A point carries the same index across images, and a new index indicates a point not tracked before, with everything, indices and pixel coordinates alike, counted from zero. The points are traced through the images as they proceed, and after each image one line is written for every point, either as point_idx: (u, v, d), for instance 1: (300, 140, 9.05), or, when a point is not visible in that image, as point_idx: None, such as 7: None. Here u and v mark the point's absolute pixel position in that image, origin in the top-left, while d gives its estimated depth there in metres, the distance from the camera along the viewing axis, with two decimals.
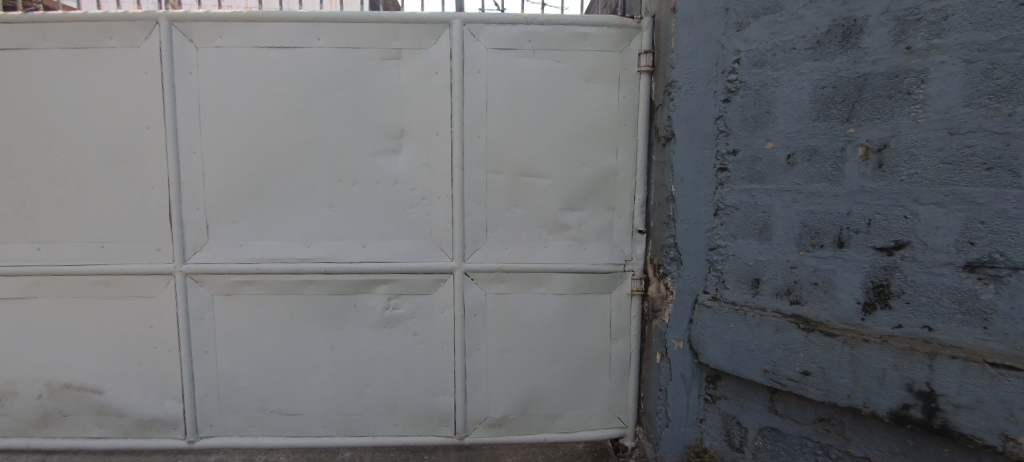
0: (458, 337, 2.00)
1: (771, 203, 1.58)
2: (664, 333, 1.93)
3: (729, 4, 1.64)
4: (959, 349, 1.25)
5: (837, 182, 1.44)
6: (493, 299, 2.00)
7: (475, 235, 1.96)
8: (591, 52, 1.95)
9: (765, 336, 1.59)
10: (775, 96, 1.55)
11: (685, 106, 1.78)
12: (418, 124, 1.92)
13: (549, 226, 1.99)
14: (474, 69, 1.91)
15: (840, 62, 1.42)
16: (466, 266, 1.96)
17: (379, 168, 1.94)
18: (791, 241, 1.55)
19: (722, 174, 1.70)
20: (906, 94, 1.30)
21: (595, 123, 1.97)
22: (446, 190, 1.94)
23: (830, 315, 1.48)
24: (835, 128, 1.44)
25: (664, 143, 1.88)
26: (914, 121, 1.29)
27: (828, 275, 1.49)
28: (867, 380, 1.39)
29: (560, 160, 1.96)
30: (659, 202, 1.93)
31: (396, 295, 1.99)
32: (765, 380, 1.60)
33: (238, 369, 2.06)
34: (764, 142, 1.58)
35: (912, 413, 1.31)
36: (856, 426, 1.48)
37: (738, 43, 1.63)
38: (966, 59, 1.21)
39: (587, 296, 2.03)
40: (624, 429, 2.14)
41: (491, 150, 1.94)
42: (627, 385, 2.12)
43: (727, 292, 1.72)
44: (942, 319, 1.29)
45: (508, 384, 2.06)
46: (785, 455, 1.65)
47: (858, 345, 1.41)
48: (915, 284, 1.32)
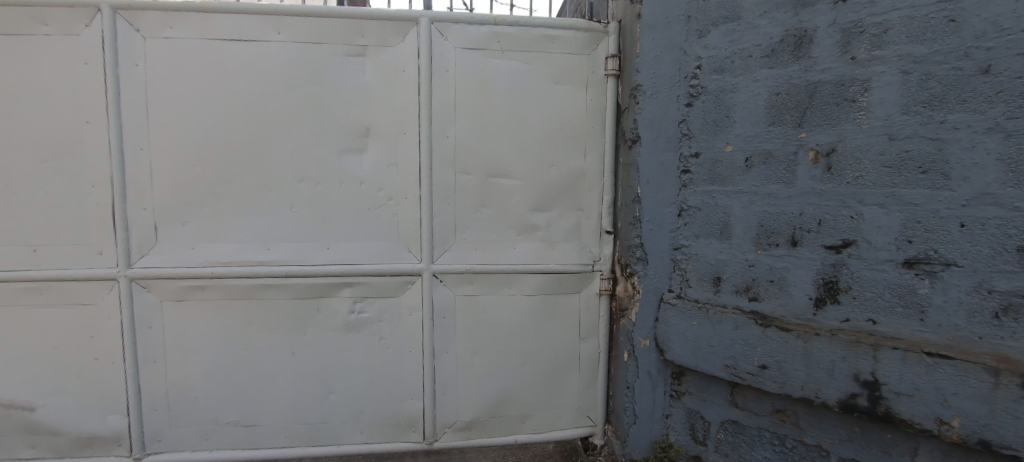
0: (426, 340, 1.96)
1: (731, 204, 1.65)
2: (631, 331, 1.97)
3: (691, 11, 1.70)
4: (899, 340, 1.34)
5: (790, 184, 1.52)
6: (462, 301, 1.98)
7: (444, 236, 1.93)
8: (559, 54, 1.97)
9: (725, 332, 1.65)
10: (734, 102, 1.62)
11: (650, 110, 1.83)
12: (385, 123, 1.88)
13: (518, 227, 1.99)
14: (442, 68, 1.88)
15: (793, 70, 1.49)
16: (434, 268, 1.93)
17: (343, 167, 1.88)
18: (749, 241, 1.62)
19: (685, 176, 1.75)
20: (851, 101, 1.39)
21: (564, 124, 1.99)
22: (413, 190, 1.90)
23: (785, 310, 1.56)
24: (788, 133, 1.51)
25: (630, 146, 1.93)
26: (859, 127, 1.38)
27: (783, 273, 1.56)
28: (819, 372, 1.46)
29: (529, 162, 1.97)
30: (625, 202, 1.97)
31: (362, 299, 1.94)
32: (726, 375, 1.66)
33: (190, 380, 1.94)
34: (724, 145, 1.65)
35: (858, 402, 1.40)
36: (809, 416, 1.56)
37: (699, 49, 1.69)
38: (903, 70, 1.29)
39: (557, 296, 2.05)
40: (593, 428, 2.16)
41: (459, 150, 1.92)
42: (596, 384, 2.14)
43: (690, 291, 1.78)
44: (885, 313, 1.37)
45: (478, 387, 2.04)
46: (745, 446, 1.72)
47: (810, 339, 1.48)
48: (860, 280, 1.41)
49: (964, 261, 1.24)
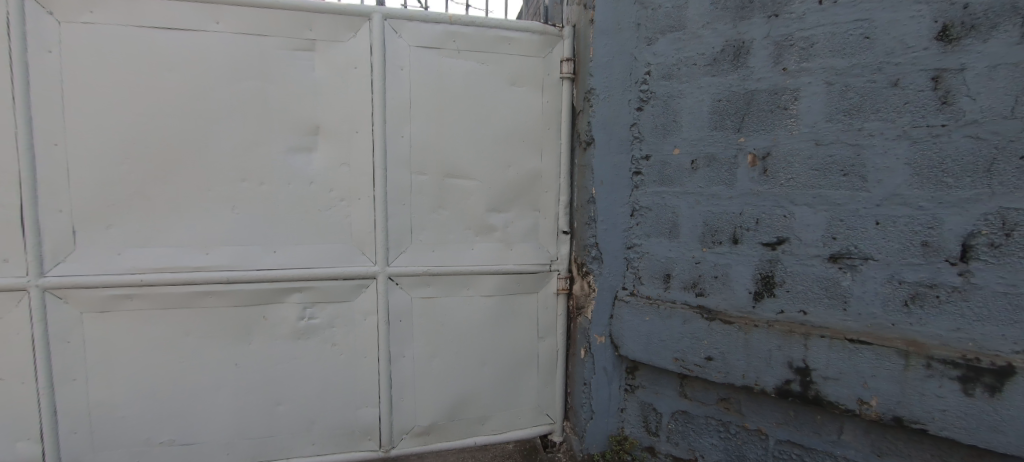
0: (381, 345, 1.91)
1: (679, 204, 1.73)
2: (588, 329, 2.02)
3: (640, 20, 1.78)
4: (826, 329, 1.46)
5: (731, 185, 1.62)
6: (419, 303, 1.94)
7: (399, 237, 1.89)
8: (515, 56, 1.98)
9: (674, 327, 1.73)
10: (680, 107, 1.70)
11: (603, 113, 1.89)
12: (335, 122, 1.81)
13: (475, 228, 1.98)
14: (396, 67, 1.84)
15: (732, 79, 1.59)
16: (389, 270, 1.88)
17: (291, 166, 1.79)
18: (695, 239, 1.71)
19: (637, 177, 1.83)
20: (783, 109, 1.50)
21: (520, 126, 2.00)
22: (366, 190, 1.84)
23: (728, 304, 1.65)
24: (729, 137, 1.61)
25: (585, 148, 1.97)
26: (790, 133, 1.49)
27: (726, 269, 1.65)
28: (758, 361, 1.57)
29: (485, 163, 1.96)
30: (581, 202, 2.01)
31: (312, 304, 1.85)
32: (676, 367, 1.74)
33: (117, 398, 1.77)
34: (672, 149, 1.73)
35: (791, 387, 1.51)
36: (750, 403, 1.66)
37: (648, 56, 1.77)
38: (827, 81, 1.42)
39: (515, 297, 2.06)
40: (552, 426, 2.19)
41: (415, 150, 1.89)
42: (554, 381, 2.17)
43: (642, 288, 1.85)
44: (814, 304, 1.49)
45: (436, 390, 2.01)
46: (693, 435, 1.81)
47: (750, 330, 1.58)
48: (793, 274, 1.52)
49: (879, 255, 1.37)
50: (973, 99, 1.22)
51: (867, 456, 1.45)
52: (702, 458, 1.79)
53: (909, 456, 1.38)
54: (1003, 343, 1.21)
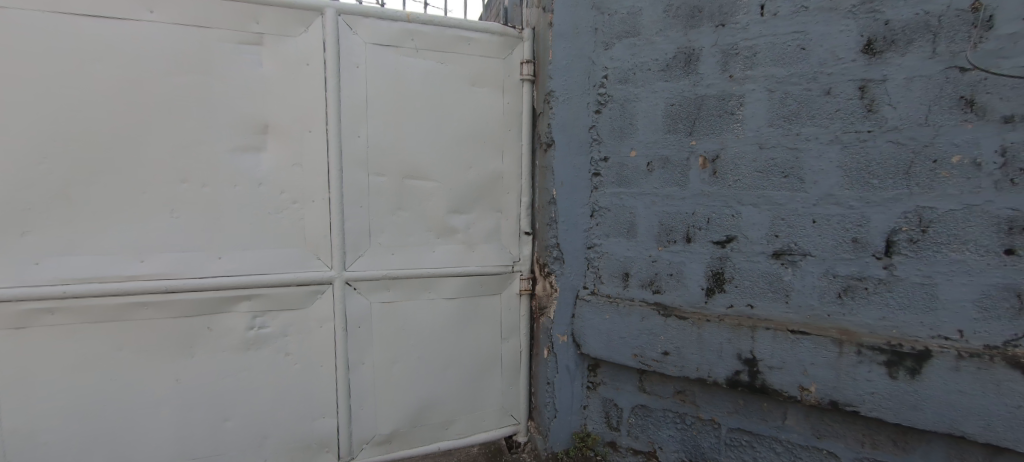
0: (339, 352, 1.84)
1: (636, 204, 1.78)
2: (550, 329, 2.04)
3: (597, 24, 1.82)
4: (770, 321, 1.56)
5: (684, 186, 1.69)
6: (379, 308, 1.89)
7: (356, 240, 1.82)
8: (475, 56, 1.97)
9: (633, 324, 1.79)
10: (636, 110, 1.76)
11: (563, 115, 1.92)
12: (286, 120, 1.72)
13: (437, 230, 1.95)
14: (352, 64, 1.78)
15: (684, 84, 1.66)
16: (346, 275, 1.81)
17: (237, 167, 1.69)
18: (651, 238, 1.77)
19: (596, 179, 1.87)
20: (730, 114, 1.58)
21: (481, 127, 1.99)
22: (320, 192, 1.76)
23: (682, 301, 1.72)
24: (681, 140, 1.68)
25: (545, 149, 1.99)
26: (737, 137, 1.58)
27: (680, 267, 1.72)
28: (710, 354, 1.64)
29: (446, 164, 1.94)
30: (542, 203, 2.03)
31: (262, 313, 1.75)
32: (635, 363, 1.79)
33: (36, 423, 1.60)
34: (628, 151, 1.78)
35: (741, 377, 1.59)
36: (704, 394, 1.74)
37: (605, 61, 1.81)
38: (769, 88, 1.51)
39: (478, 299, 2.04)
40: (517, 426, 2.19)
41: (373, 151, 1.83)
42: (518, 382, 2.18)
43: (603, 287, 1.89)
44: (760, 298, 1.58)
45: (398, 397, 1.96)
46: (652, 427, 1.87)
47: (703, 325, 1.65)
48: (740, 271, 1.61)
49: (816, 251, 1.48)
50: (894, 107, 1.33)
51: (808, 439, 1.55)
52: (660, 450, 1.86)
53: (844, 436, 1.49)
54: (921, 330, 1.34)
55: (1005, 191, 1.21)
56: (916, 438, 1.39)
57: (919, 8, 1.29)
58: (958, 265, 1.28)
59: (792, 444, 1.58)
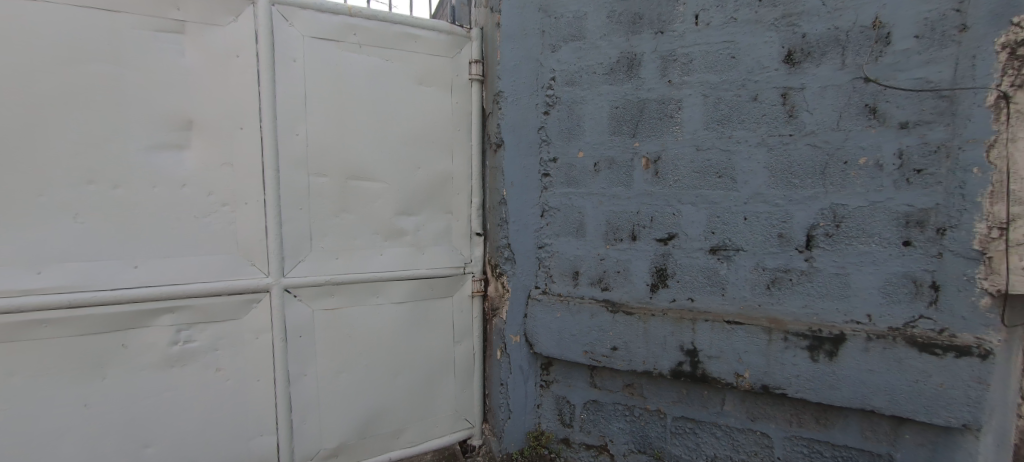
0: (278, 364, 1.72)
1: (584, 204, 1.82)
2: (503, 329, 2.04)
3: (544, 27, 1.84)
4: (708, 313, 1.65)
5: (629, 186, 1.75)
6: (322, 316, 1.79)
7: (296, 244, 1.72)
8: (422, 54, 1.92)
9: (583, 321, 1.82)
10: (583, 112, 1.80)
11: (511, 116, 1.92)
12: (213, 116, 1.58)
13: (384, 232, 1.88)
14: (288, 58, 1.67)
15: (627, 88, 1.72)
16: (285, 281, 1.70)
17: (155, 167, 1.52)
18: (599, 237, 1.81)
19: (546, 179, 1.89)
20: (669, 117, 1.66)
21: (429, 127, 1.95)
22: (254, 194, 1.64)
23: (629, 297, 1.78)
24: (626, 142, 1.74)
25: (495, 150, 2.00)
26: (676, 139, 1.65)
27: (626, 264, 1.78)
28: (655, 347, 1.71)
29: (393, 164, 1.88)
30: (493, 204, 2.03)
31: (188, 326, 1.60)
32: (585, 359, 1.83)
33: None
34: (576, 152, 1.82)
35: (683, 368, 1.67)
36: (651, 386, 1.81)
37: (553, 63, 1.84)
38: (703, 94, 1.60)
39: (428, 302, 2.00)
40: (471, 430, 2.17)
41: (313, 150, 1.73)
42: (472, 385, 2.15)
43: (553, 286, 1.92)
44: (699, 292, 1.67)
45: (345, 408, 1.87)
46: (603, 421, 1.92)
47: (648, 320, 1.72)
48: (681, 266, 1.69)
49: (747, 246, 1.58)
50: (811, 113, 1.46)
51: (744, 422, 1.66)
52: (611, 442, 1.91)
53: (775, 418, 1.61)
54: (837, 316, 1.47)
55: (902, 189, 1.36)
56: (834, 414, 1.52)
57: (830, 24, 1.42)
58: (866, 255, 1.42)
59: (730, 428, 1.68)
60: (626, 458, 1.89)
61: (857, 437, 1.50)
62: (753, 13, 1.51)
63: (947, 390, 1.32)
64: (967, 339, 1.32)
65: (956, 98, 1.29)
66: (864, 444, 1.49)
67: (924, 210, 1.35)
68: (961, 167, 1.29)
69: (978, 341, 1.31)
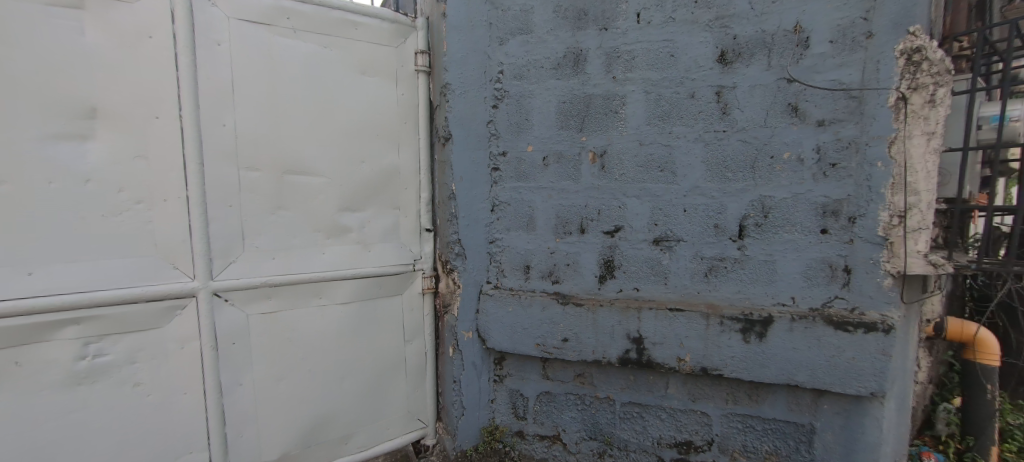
0: (208, 375, 1.59)
1: (534, 198, 1.84)
2: (455, 326, 2.02)
3: (491, 19, 1.82)
4: (652, 301, 1.72)
5: (577, 180, 1.77)
6: (258, 321, 1.67)
7: (226, 244, 1.58)
8: (364, 42, 1.82)
9: (535, 314, 1.84)
10: (531, 106, 1.80)
11: (459, 109, 1.89)
12: (121, 103, 1.40)
13: (326, 230, 1.78)
14: (211, 40, 1.51)
15: (573, 83, 1.74)
16: (214, 285, 1.56)
17: (48, 159, 1.31)
18: (549, 231, 1.83)
19: (495, 173, 1.88)
20: (615, 113, 1.70)
21: (373, 119, 1.85)
22: (175, 189, 1.49)
23: (578, 289, 1.82)
24: (573, 136, 1.76)
25: (443, 144, 1.95)
26: (621, 134, 1.70)
27: (576, 257, 1.81)
28: (604, 337, 1.76)
29: (334, 158, 1.77)
30: (442, 199, 1.98)
31: (97, 338, 1.41)
32: (538, 352, 1.85)
33: None
34: (525, 146, 1.82)
35: (630, 356, 1.73)
36: (600, 375, 1.86)
37: (501, 56, 1.83)
38: (646, 90, 1.65)
39: (376, 302, 1.92)
40: (424, 429, 2.13)
41: (243, 142, 1.59)
42: (424, 384, 2.11)
43: (505, 280, 1.92)
44: (644, 282, 1.73)
45: (286, 416, 1.76)
46: (556, 411, 1.95)
47: (597, 310, 1.76)
48: (627, 258, 1.75)
49: (687, 237, 1.66)
50: (742, 111, 1.55)
51: (686, 403, 1.75)
52: (564, 432, 1.95)
53: (713, 397, 1.71)
54: (766, 299, 1.59)
55: (820, 182, 1.49)
56: (765, 391, 1.64)
57: (758, 27, 1.51)
58: (790, 243, 1.54)
59: (674, 409, 1.77)
60: (578, 445, 1.93)
61: (784, 410, 1.63)
62: (690, 14, 1.58)
63: (858, 363, 1.47)
64: (874, 316, 1.47)
65: (864, 99, 1.42)
66: (789, 416, 1.63)
67: (838, 201, 1.48)
68: (868, 161, 1.44)
69: (883, 317, 1.46)
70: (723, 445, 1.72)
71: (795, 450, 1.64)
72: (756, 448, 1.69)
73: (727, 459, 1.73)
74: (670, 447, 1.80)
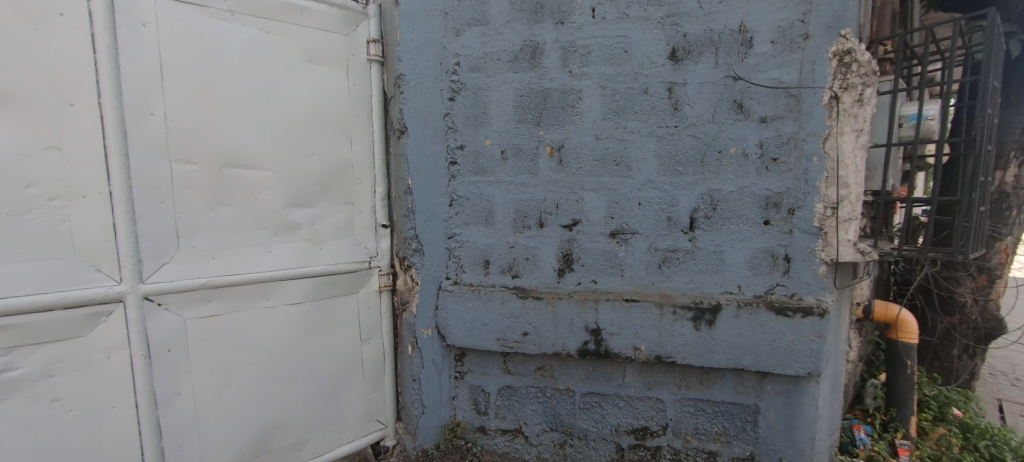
0: (140, 385, 1.47)
1: (492, 192, 1.82)
2: (413, 324, 1.98)
3: (447, 9, 1.78)
4: (609, 293, 1.75)
5: (535, 174, 1.77)
6: (197, 325, 1.56)
7: (157, 244, 1.46)
8: (311, 29, 1.71)
9: (495, 309, 1.83)
10: (488, 100, 1.78)
11: (414, 101, 1.84)
12: (26, 88, 1.24)
13: (272, 226, 1.69)
14: (134, 21, 1.38)
15: (530, 76, 1.73)
16: (144, 289, 1.44)
17: None
18: (507, 225, 1.83)
19: (453, 167, 1.85)
20: (571, 107, 1.71)
21: (323, 109, 1.76)
22: (96, 185, 1.35)
23: (538, 283, 1.83)
24: (531, 130, 1.75)
25: (398, 137, 1.89)
26: (577, 127, 1.71)
27: (535, 251, 1.82)
28: (563, 329, 1.78)
29: (280, 150, 1.67)
30: (398, 194, 1.92)
31: (5, 352, 1.25)
32: (498, 347, 1.85)
33: None
34: (483, 140, 1.80)
35: (589, 347, 1.76)
36: (560, 367, 1.88)
37: (457, 47, 1.79)
38: (601, 85, 1.67)
39: (329, 302, 1.84)
40: (384, 430, 2.08)
41: (175, 133, 1.47)
42: (383, 384, 2.05)
43: (464, 275, 1.90)
44: (601, 274, 1.76)
45: (232, 425, 1.67)
46: (517, 405, 1.96)
47: (556, 303, 1.78)
48: (584, 251, 1.77)
49: (641, 229, 1.70)
50: (692, 107, 1.60)
51: (642, 391, 1.81)
52: (525, 424, 1.97)
53: (667, 384, 1.78)
54: (715, 289, 1.66)
55: (763, 175, 1.57)
56: (714, 375, 1.72)
57: (707, 25, 1.56)
58: (736, 234, 1.62)
59: (631, 397, 1.82)
60: (539, 437, 1.95)
61: (731, 393, 1.72)
62: (643, 11, 1.61)
63: (797, 346, 1.56)
64: (810, 300, 1.57)
65: (802, 97, 1.51)
66: (736, 398, 1.72)
67: (779, 194, 1.56)
68: (805, 156, 1.53)
69: (818, 302, 1.56)
70: (677, 429, 1.80)
71: (742, 430, 1.73)
72: (707, 430, 1.77)
73: (681, 442, 1.80)
74: (627, 434, 1.85)
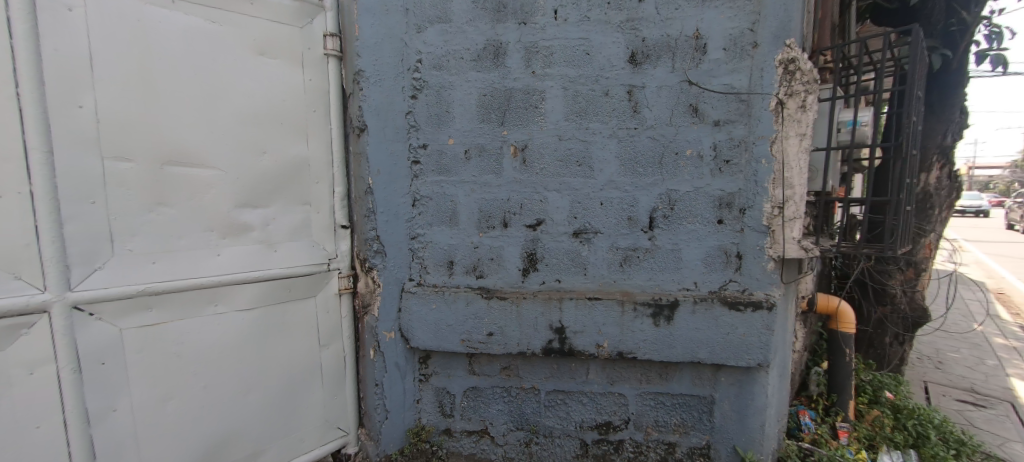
0: (69, 402, 1.34)
1: (456, 192, 1.80)
2: (375, 327, 1.93)
3: (408, 5, 1.74)
4: (573, 291, 1.78)
5: (499, 174, 1.77)
6: (136, 335, 1.45)
7: (89, 248, 1.34)
8: (262, 20, 1.63)
9: (459, 310, 1.81)
10: (451, 98, 1.76)
11: (374, 98, 1.79)
12: None
13: (221, 228, 1.59)
14: (58, 4, 1.25)
15: (494, 76, 1.73)
16: (73, 297, 1.31)
17: None
18: (472, 225, 1.81)
19: (416, 167, 1.82)
20: (534, 107, 1.72)
21: (275, 105, 1.68)
22: (14, 184, 1.22)
23: (502, 282, 1.83)
24: (495, 130, 1.75)
25: (358, 134, 1.83)
26: (540, 128, 1.72)
27: (499, 251, 1.82)
28: (528, 329, 1.78)
29: (228, 147, 1.58)
30: (358, 193, 1.87)
31: None
32: (463, 348, 1.83)
33: None
34: (446, 139, 1.78)
35: (553, 345, 1.78)
36: (526, 366, 1.89)
37: (418, 44, 1.76)
38: (563, 86, 1.69)
39: (284, 306, 1.76)
40: (345, 438, 2.01)
41: (108, 127, 1.36)
42: (344, 390, 1.98)
43: (428, 277, 1.87)
44: (565, 273, 1.79)
45: (177, 439, 1.56)
46: (483, 405, 1.95)
47: (521, 303, 1.78)
48: (548, 251, 1.79)
49: (603, 229, 1.74)
50: (651, 109, 1.65)
51: (605, 387, 1.85)
52: (491, 425, 1.96)
53: (629, 379, 1.82)
54: (673, 286, 1.72)
55: (716, 177, 1.64)
56: (673, 369, 1.78)
57: (664, 30, 1.61)
58: (692, 233, 1.68)
59: (594, 393, 1.86)
60: (505, 437, 1.95)
61: (689, 385, 1.79)
62: (603, 14, 1.64)
63: (747, 338, 1.65)
64: (760, 295, 1.66)
65: (752, 102, 1.59)
66: (693, 390, 1.79)
67: (731, 194, 1.64)
68: (754, 158, 1.61)
69: (766, 296, 1.65)
70: (638, 422, 1.85)
71: (699, 420, 1.81)
72: (666, 422, 1.83)
73: (642, 435, 1.85)
74: (591, 429, 1.89)
